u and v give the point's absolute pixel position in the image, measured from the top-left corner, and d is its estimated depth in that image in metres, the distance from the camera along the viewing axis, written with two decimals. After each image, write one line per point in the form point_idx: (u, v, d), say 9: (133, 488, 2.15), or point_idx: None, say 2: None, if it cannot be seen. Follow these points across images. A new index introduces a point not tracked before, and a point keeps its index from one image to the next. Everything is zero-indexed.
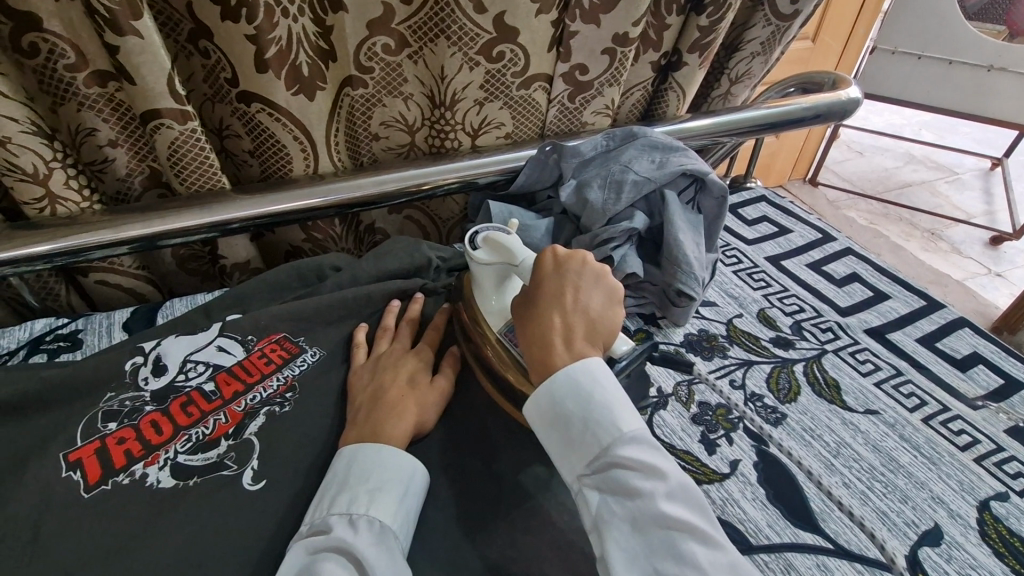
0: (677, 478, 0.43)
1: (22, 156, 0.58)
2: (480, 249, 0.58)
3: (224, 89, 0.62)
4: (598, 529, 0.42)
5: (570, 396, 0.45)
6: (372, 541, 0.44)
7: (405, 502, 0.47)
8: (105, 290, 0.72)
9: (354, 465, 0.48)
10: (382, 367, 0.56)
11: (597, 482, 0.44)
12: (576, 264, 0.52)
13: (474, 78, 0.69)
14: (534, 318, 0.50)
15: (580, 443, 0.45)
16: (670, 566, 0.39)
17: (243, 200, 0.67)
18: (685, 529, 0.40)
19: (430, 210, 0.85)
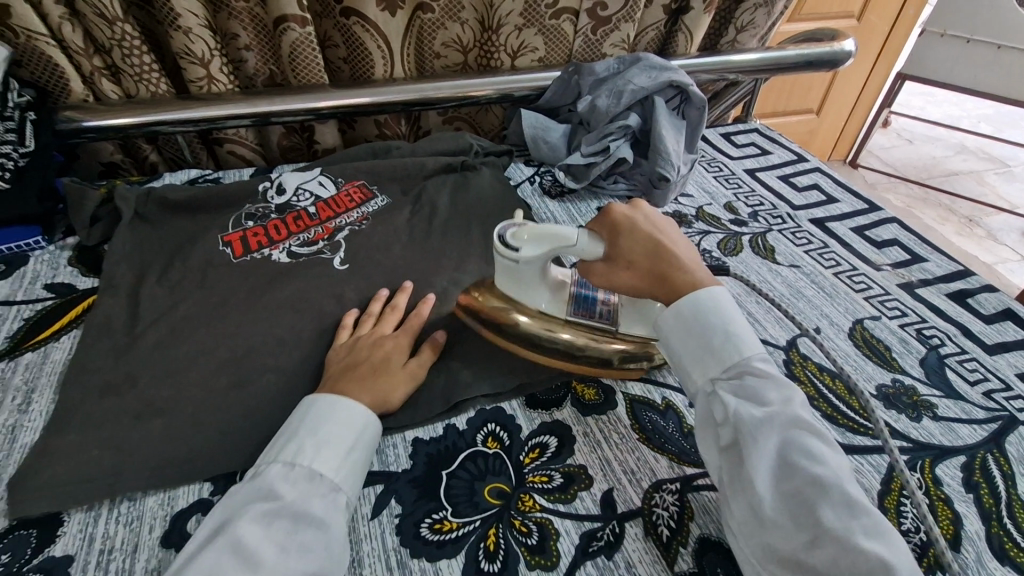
0: (805, 398, 0.48)
1: (195, 44, 0.83)
2: (521, 243, 0.55)
3: (332, 6, 0.85)
4: (727, 425, 0.47)
5: (709, 311, 0.51)
6: (305, 492, 0.44)
7: (349, 455, 0.47)
8: (232, 158, 0.98)
9: (309, 415, 0.48)
10: (358, 346, 0.58)
11: (731, 389, 0.48)
12: (643, 211, 0.58)
13: (515, 7, 0.90)
14: (650, 258, 0.55)
15: (714, 354, 0.50)
16: (800, 459, 0.43)
17: (339, 92, 0.90)
18: (818, 434, 0.44)
19: (474, 121, 1.07)
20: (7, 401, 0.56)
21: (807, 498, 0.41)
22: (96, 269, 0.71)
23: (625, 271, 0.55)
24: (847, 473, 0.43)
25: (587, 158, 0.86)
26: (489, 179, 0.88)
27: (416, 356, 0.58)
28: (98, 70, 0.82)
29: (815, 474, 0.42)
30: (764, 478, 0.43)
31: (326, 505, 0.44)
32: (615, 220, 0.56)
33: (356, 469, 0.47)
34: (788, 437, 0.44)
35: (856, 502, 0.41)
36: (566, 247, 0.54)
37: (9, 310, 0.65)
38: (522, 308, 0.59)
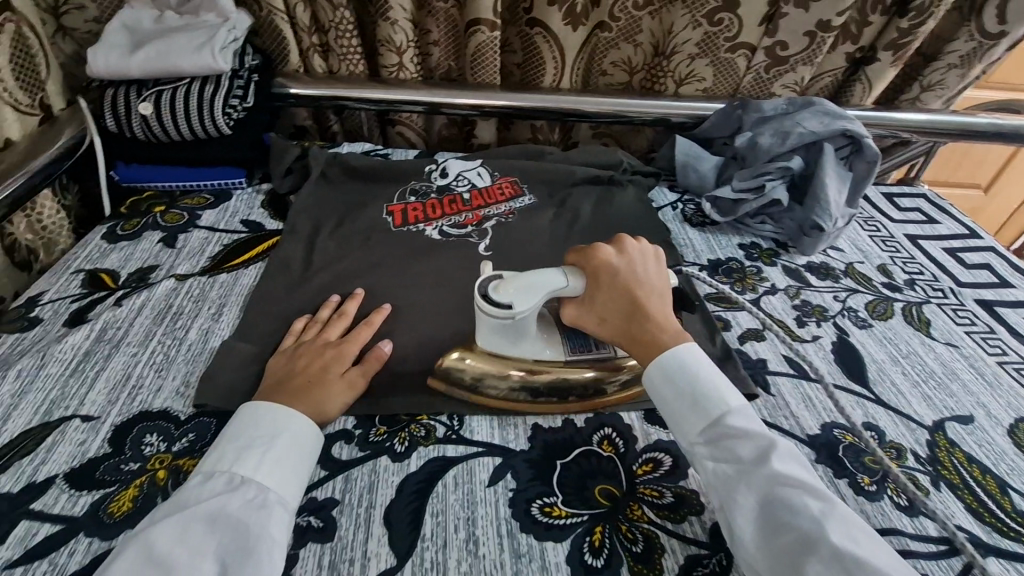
0: (782, 446, 0.47)
1: (397, 34, 0.92)
2: (512, 301, 0.53)
3: (520, 15, 0.92)
4: (713, 488, 0.47)
5: (681, 372, 0.52)
6: (226, 492, 0.44)
7: (269, 452, 0.47)
8: (399, 139, 1.08)
9: (232, 427, 0.49)
10: (297, 355, 0.57)
11: (710, 450, 0.48)
12: (627, 257, 0.59)
13: (694, 36, 0.91)
14: (629, 315, 0.56)
15: (694, 413, 0.50)
16: (783, 513, 0.43)
17: (508, 94, 0.97)
18: (796, 485, 0.44)
19: (622, 140, 1.09)
20: (206, 309, 0.66)
21: (794, 553, 0.41)
22: (281, 215, 0.82)
23: (601, 322, 0.57)
24: (833, 520, 0.42)
25: (737, 194, 0.85)
26: (633, 197, 0.89)
27: (359, 364, 0.57)
28: (314, 47, 0.95)
29: (799, 527, 0.42)
30: (753, 542, 0.43)
31: (248, 504, 0.43)
32: (594, 260, 0.58)
33: (289, 463, 0.47)
34: (769, 491, 0.44)
35: (846, 548, 0.40)
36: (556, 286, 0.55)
37: (213, 236, 0.77)
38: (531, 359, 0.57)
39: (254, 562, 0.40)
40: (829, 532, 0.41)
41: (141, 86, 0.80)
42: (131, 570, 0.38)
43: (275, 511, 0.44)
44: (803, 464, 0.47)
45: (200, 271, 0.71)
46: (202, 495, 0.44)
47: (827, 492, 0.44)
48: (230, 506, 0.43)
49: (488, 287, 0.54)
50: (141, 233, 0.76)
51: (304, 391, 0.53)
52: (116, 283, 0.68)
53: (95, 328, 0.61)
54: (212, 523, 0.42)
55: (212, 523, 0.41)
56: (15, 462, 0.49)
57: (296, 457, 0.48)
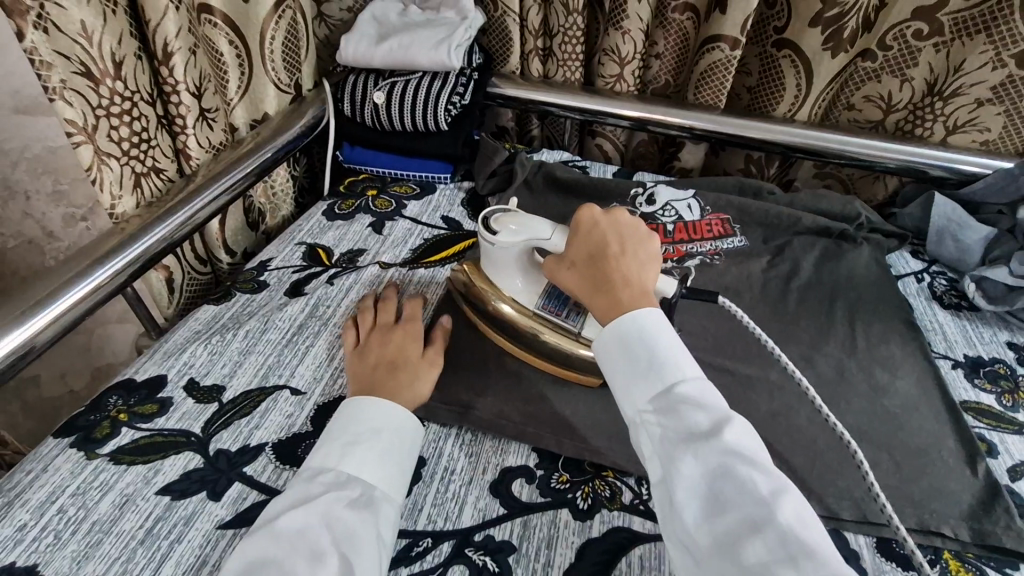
0: (740, 422, 0.38)
1: (625, 45, 0.88)
2: (497, 229, 0.54)
3: (767, 34, 0.82)
4: (656, 458, 0.39)
5: (637, 333, 0.43)
6: (335, 489, 0.42)
7: (375, 448, 0.44)
8: (596, 151, 1.04)
9: (339, 421, 0.46)
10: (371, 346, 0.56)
11: (659, 420, 0.40)
12: (617, 218, 0.52)
13: (992, 78, 0.75)
14: (596, 264, 0.49)
15: (643, 377, 0.42)
16: (730, 491, 0.35)
17: (731, 120, 0.87)
18: (746, 460, 0.36)
19: (851, 184, 0.94)
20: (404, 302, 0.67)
21: (737, 542, 0.33)
22: (478, 216, 0.82)
23: (569, 269, 0.51)
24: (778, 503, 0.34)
25: (1017, 281, 0.69)
26: (867, 258, 0.76)
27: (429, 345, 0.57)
28: (536, 50, 0.93)
29: (746, 509, 0.34)
30: (694, 523, 0.35)
31: (355, 503, 0.41)
32: (581, 219, 0.51)
33: (395, 464, 0.45)
34: (715, 466, 0.36)
35: (793, 533, 0.33)
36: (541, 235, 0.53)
37: (415, 229, 0.79)
38: (507, 298, 0.57)
39: (360, 560, 0.37)
40: (778, 516, 0.33)
41: (378, 76, 0.84)
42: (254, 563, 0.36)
43: (382, 509, 0.42)
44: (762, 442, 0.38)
45: (402, 262, 0.73)
46: (313, 488, 0.41)
47: (779, 474, 0.36)
48: (341, 502, 0.41)
49: (490, 210, 0.56)
50: (355, 215, 0.80)
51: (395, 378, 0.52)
52: (330, 261, 0.72)
53: (309, 303, 0.65)
54: (325, 516, 0.39)
55: (328, 515, 0.39)
56: (234, 421, 0.52)
57: (400, 455, 0.45)
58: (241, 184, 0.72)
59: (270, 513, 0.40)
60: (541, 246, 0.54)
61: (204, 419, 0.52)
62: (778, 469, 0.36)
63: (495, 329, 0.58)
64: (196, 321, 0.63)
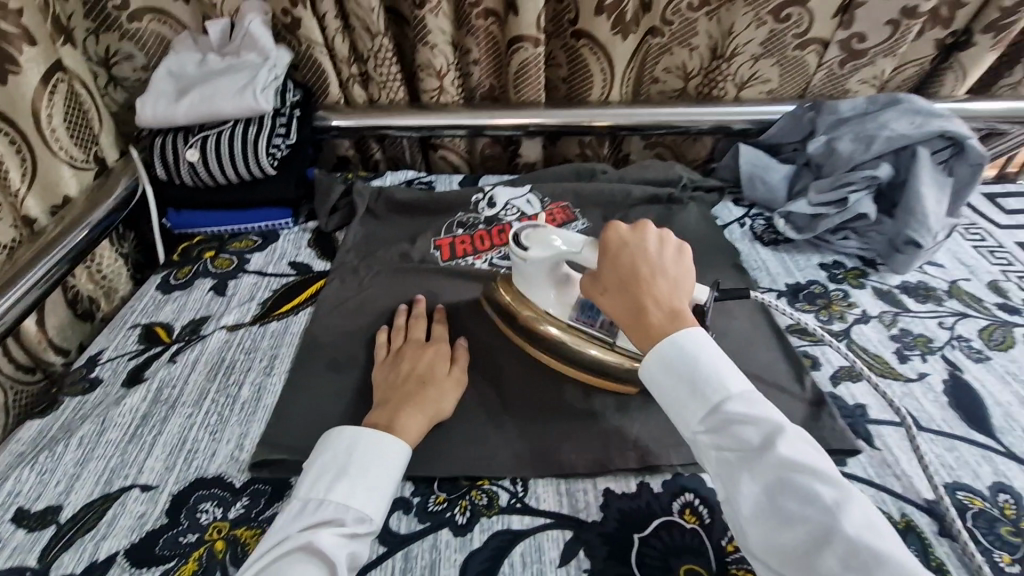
0: (793, 431, 0.43)
1: (437, 58, 0.89)
2: (527, 245, 0.58)
3: (564, 27, 0.87)
4: (718, 475, 0.44)
5: (674, 357, 0.47)
6: (322, 521, 0.45)
7: (368, 482, 0.47)
8: (442, 163, 1.05)
9: (343, 452, 0.49)
10: (402, 357, 0.59)
11: (713, 438, 0.45)
12: (642, 234, 0.54)
13: (757, 35, 0.83)
14: (626, 290, 0.51)
15: (691, 401, 0.46)
16: (793, 503, 0.40)
17: (553, 112, 0.92)
18: (805, 472, 0.41)
19: (677, 149, 1.02)
20: (258, 361, 0.64)
21: (810, 550, 0.39)
22: (329, 254, 0.80)
23: (602, 297, 0.53)
24: (844, 510, 0.39)
25: (816, 208, 0.77)
26: (693, 214, 0.83)
27: (453, 358, 0.61)
28: (353, 77, 0.93)
29: (812, 520, 0.39)
30: (766, 537, 0.41)
31: (342, 537, 0.44)
32: (607, 240, 0.54)
33: (385, 495, 0.48)
34: (777, 481, 0.41)
35: (861, 539, 0.37)
36: (572, 248, 0.56)
37: (263, 281, 0.76)
38: (547, 317, 0.59)
39: None
40: (843, 524, 0.38)
41: (188, 133, 0.80)
42: None
43: (364, 541, 0.45)
44: (812, 441, 0.43)
45: (251, 320, 0.70)
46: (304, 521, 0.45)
47: (841, 478, 0.41)
48: (326, 537, 0.44)
49: (521, 227, 0.60)
50: (194, 281, 0.76)
51: (418, 394, 0.55)
52: (171, 337, 0.67)
53: (151, 389, 0.60)
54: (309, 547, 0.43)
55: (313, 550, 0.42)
56: (78, 539, 0.48)
57: (389, 484, 0.48)
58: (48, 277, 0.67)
59: (271, 538, 0.44)
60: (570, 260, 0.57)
61: (41, 548, 0.48)
62: (839, 474, 0.41)
63: (535, 345, 0.61)
64: (18, 443, 0.57)
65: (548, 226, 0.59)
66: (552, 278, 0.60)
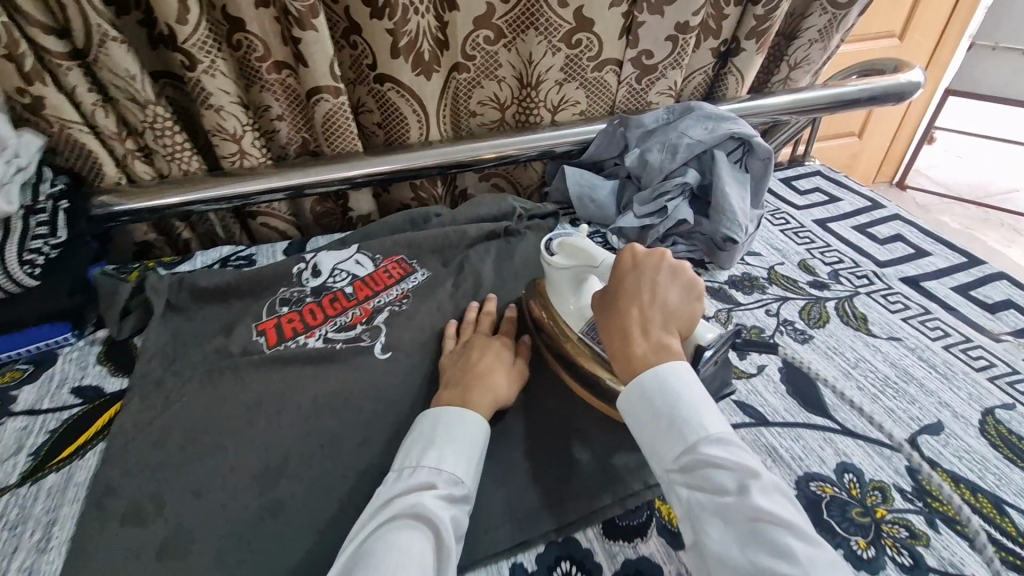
0: (769, 482, 0.44)
1: (227, 121, 0.79)
2: (555, 252, 0.64)
3: (365, 73, 0.82)
4: (689, 517, 0.45)
5: (657, 394, 0.49)
6: (430, 483, 0.48)
7: (471, 457, 0.51)
8: (266, 231, 0.95)
9: (439, 426, 0.53)
10: (469, 349, 0.64)
11: (687, 478, 0.46)
12: (658, 262, 0.57)
13: (556, 62, 0.84)
14: (617, 315, 0.54)
15: (670, 438, 0.47)
16: (762, 554, 0.40)
17: (373, 160, 0.86)
18: (776, 521, 0.41)
19: (512, 178, 1.01)
20: (28, 536, 0.50)
21: None
22: (126, 368, 0.67)
23: (600, 316, 0.57)
24: (812, 564, 0.39)
25: (642, 220, 0.79)
26: (532, 243, 0.81)
27: (519, 357, 0.65)
28: (132, 153, 0.80)
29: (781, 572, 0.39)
30: None
31: (449, 496, 0.48)
32: (621, 261, 0.58)
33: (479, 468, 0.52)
34: (749, 529, 0.41)
35: None
36: (593, 262, 0.62)
37: (35, 421, 0.61)
38: (562, 323, 0.64)
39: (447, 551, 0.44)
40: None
41: None
42: (371, 551, 0.43)
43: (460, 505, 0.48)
44: (788, 496, 0.44)
45: (17, 481, 0.55)
46: (414, 483, 0.48)
47: (815, 536, 0.41)
48: (438, 494, 0.47)
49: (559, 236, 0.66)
50: None
51: (477, 384, 0.59)
52: None
53: None
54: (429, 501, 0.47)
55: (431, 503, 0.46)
56: None
57: (473, 453, 0.52)
58: None
59: (384, 500, 0.48)
60: (594, 274, 0.62)
61: None
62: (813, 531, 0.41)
63: (555, 353, 0.64)
64: None
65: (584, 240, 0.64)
66: (574, 290, 0.65)
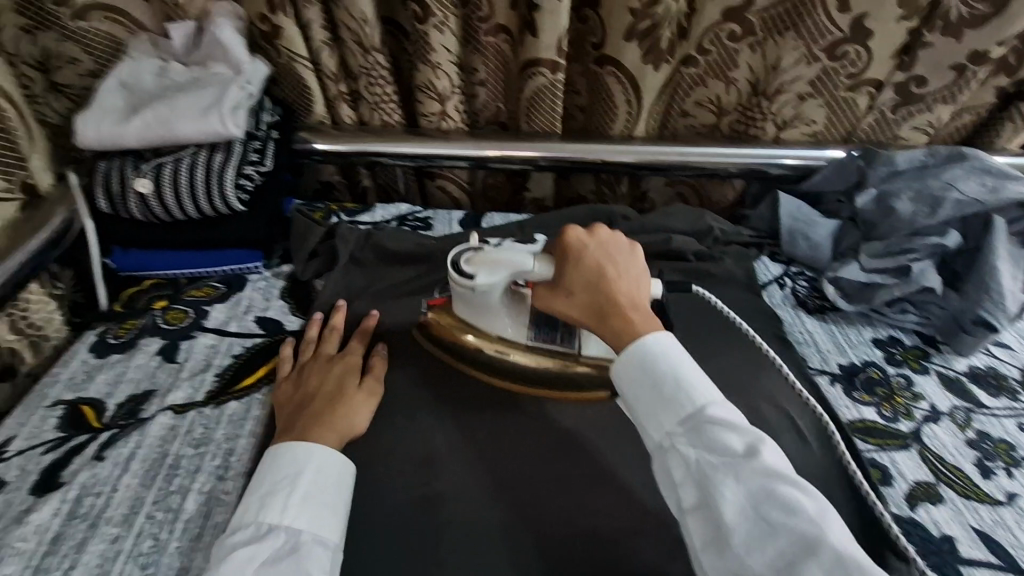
0: (769, 442, 0.40)
1: (440, 79, 0.77)
2: (474, 272, 0.54)
3: (587, 51, 0.76)
4: (689, 483, 0.39)
5: (657, 359, 0.43)
6: (256, 542, 0.41)
7: (306, 496, 0.44)
8: (440, 194, 0.93)
9: (258, 474, 0.46)
10: (308, 373, 0.56)
11: (690, 443, 0.40)
12: (605, 234, 0.50)
13: (807, 72, 0.74)
14: (587, 291, 0.47)
15: (671, 403, 0.41)
16: (780, 516, 0.36)
17: (571, 145, 0.80)
18: (789, 480, 0.37)
19: (701, 191, 0.91)
20: (207, 458, 0.52)
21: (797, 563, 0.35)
22: (304, 309, 0.68)
23: (563, 299, 0.49)
24: (829, 520, 0.36)
25: (870, 276, 0.68)
26: (729, 273, 0.72)
27: (369, 372, 0.58)
28: (342, 95, 0.80)
29: (801, 531, 0.35)
30: (744, 549, 0.36)
31: (279, 554, 0.41)
32: (559, 236, 0.50)
33: (331, 507, 0.45)
34: (760, 491, 0.37)
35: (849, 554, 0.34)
36: (517, 268, 0.52)
37: (222, 343, 0.63)
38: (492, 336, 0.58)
39: None
40: (830, 536, 0.35)
41: (139, 159, 0.67)
42: None
43: (312, 554, 0.41)
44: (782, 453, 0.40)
45: (204, 400, 0.57)
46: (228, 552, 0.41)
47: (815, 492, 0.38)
48: (259, 560, 0.40)
49: (462, 252, 0.55)
50: (138, 342, 0.62)
51: (328, 413, 0.52)
52: (102, 422, 0.54)
53: (68, 500, 0.48)
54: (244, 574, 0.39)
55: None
56: None
57: (312, 491, 0.44)
58: None
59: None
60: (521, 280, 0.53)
61: None
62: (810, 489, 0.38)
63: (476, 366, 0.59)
64: None
65: (492, 248, 0.54)
66: (506, 305, 0.56)
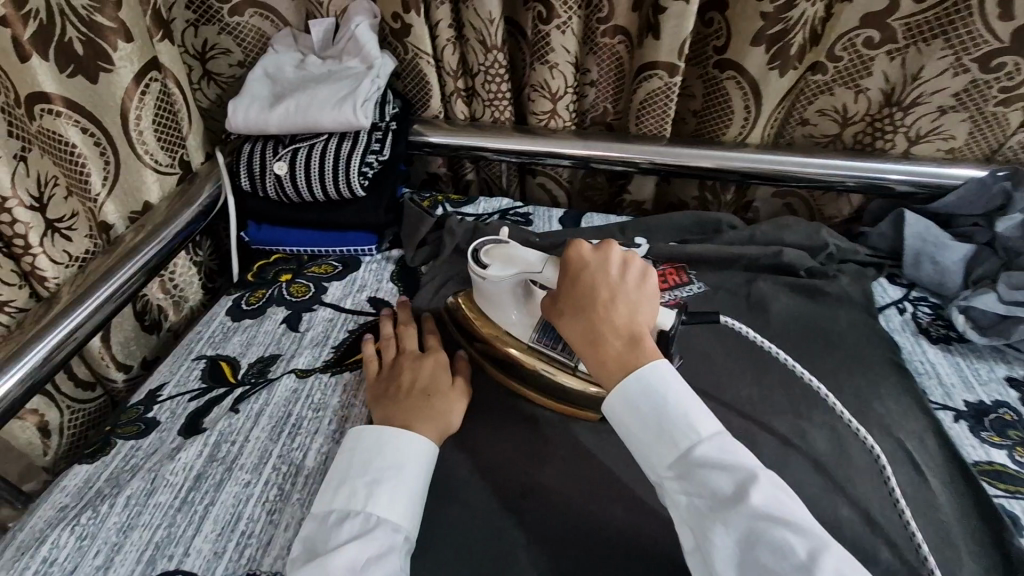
0: (764, 477, 0.38)
1: (554, 79, 0.79)
2: (487, 263, 0.54)
3: (708, 54, 0.74)
4: (691, 529, 0.39)
5: (644, 399, 0.42)
6: (363, 532, 0.44)
7: (412, 493, 0.47)
8: (539, 191, 0.95)
9: (360, 455, 0.49)
10: (397, 371, 0.57)
11: (683, 485, 0.39)
12: (606, 256, 0.47)
13: (953, 84, 0.69)
14: (585, 320, 0.45)
15: (661, 443, 0.41)
16: (765, 559, 0.35)
17: (679, 149, 0.79)
18: (778, 522, 0.36)
19: (813, 203, 0.87)
20: (325, 422, 0.56)
21: None
22: (411, 293, 0.72)
23: (560, 319, 0.47)
24: (818, 560, 0.34)
25: (1010, 308, 0.63)
26: (844, 293, 0.68)
27: (455, 374, 0.58)
28: (458, 92, 0.83)
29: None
30: None
31: (382, 546, 0.43)
32: (563, 258, 0.48)
33: (425, 503, 0.47)
34: (749, 535, 0.36)
35: None
36: (533, 269, 0.52)
37: (338, 318, 0.68)
38: (507, 336, 0.57)
39: None
40: None
41: (278, 143, 0.73)
42: None
43: (410, 550, 0.44)
44: (785, 488, 0.38)
45: (323, 366, 0.62)
46: (340, 535, 0.44)
47: (816, 529, 0.36)
48: (369, 549, 0.42)
49: (483, 245, 0.56)
50: (266, 309, 0.69)
51: (421, 407, 0.53)
52: (237, 377, 0.61)
53: (209, 442, 0.54)
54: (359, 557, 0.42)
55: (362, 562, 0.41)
56: None
57: (417, 487, 0.47)
58: (134, 286, 0.63)
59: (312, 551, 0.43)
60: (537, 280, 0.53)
61: None
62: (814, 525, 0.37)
63: (505, 371, 0.59)
64: (64, 491, 0.52)
65: (512, 244, 0.55)
66: (516, 300, 0.56)
